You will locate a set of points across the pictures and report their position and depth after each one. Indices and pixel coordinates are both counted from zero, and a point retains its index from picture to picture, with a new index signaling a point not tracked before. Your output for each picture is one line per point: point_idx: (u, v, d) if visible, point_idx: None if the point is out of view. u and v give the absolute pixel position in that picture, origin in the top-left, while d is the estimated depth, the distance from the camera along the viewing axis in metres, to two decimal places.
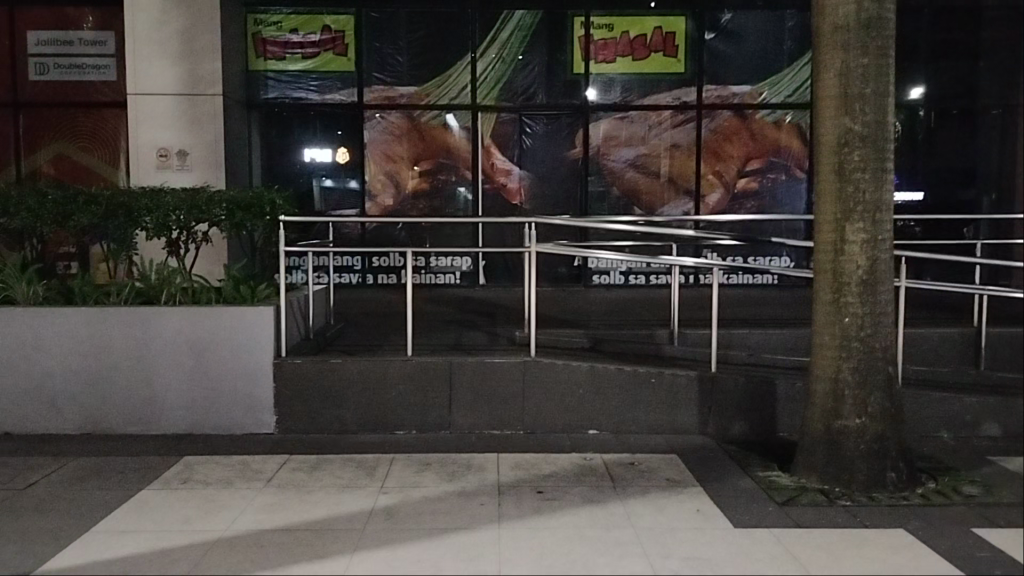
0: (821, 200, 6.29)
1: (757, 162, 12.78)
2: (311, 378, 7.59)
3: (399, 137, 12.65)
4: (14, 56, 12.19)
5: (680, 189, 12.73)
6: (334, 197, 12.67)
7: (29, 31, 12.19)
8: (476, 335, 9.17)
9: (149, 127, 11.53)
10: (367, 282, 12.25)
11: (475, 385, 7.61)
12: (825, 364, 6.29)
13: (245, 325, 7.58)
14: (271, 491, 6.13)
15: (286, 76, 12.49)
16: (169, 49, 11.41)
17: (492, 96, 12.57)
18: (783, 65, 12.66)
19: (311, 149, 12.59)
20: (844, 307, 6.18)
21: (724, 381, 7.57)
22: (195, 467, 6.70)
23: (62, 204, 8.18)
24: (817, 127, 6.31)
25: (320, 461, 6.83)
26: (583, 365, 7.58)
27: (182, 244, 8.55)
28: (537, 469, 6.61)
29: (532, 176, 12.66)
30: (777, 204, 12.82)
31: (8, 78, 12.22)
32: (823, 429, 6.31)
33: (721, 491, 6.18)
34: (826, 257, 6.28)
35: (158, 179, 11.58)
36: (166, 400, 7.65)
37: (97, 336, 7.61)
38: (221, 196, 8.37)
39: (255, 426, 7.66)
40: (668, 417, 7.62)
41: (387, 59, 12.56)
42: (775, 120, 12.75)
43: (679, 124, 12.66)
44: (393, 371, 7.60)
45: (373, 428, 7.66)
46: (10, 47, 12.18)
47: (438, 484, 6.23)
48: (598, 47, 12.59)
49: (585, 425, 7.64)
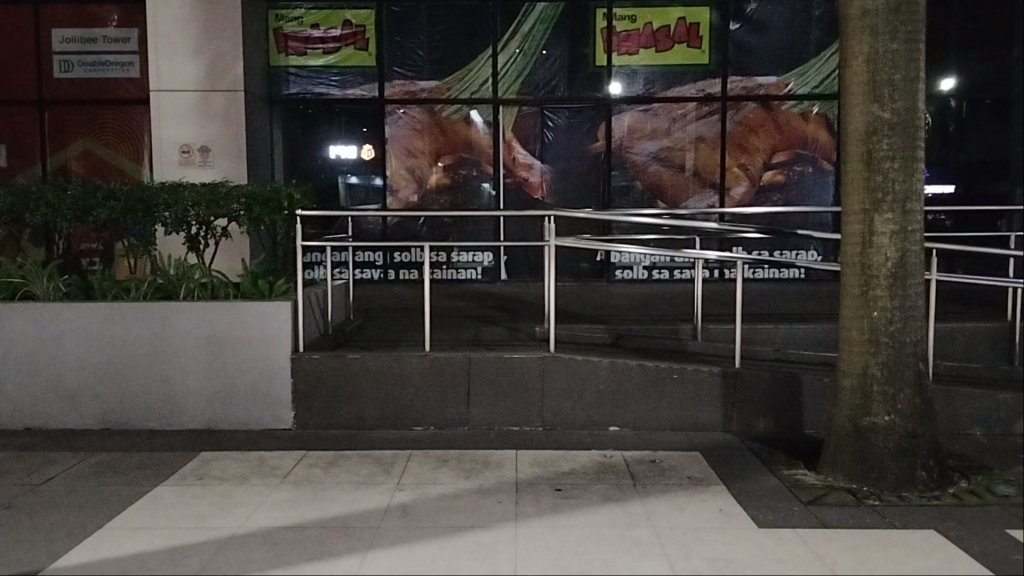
0: (848, 191, 6.10)
1: (783, 154, 12.55)
2: (328, 373, 7.54)
3: (420, 131, 12.57)
4: (40, 54, 12.28)
5: (704, 182, 12.54)
6: (359, 194, 12.64)
7: (53, 28, 12.26)
8: (495, 330, 9.07)
9: (172, 124, 11.55)
10: (389, 278, 12.22)
11: (493, 381, 7.51)
12: (853, 359, 6.10)
13: (262, 319, 7.53)
14: (287, 488, 6.06)
15: (307, 71, 12.47)
16: (190, 45, 11.41)
17: (513, 89, 12.45)
18: (809, 55, 12.39)
19: (337, 146, 12.55)
20: (872, 300, 5.99)
21: (748, 377, 7.39)
22: (211, 463, 6.66)
23: (81, 200, 8.18)
24: (845, 115, 6.11)
25: (337, 457, 6.76)
26: (603, 361, 7.45)
27: (201, 239, 8.54)
28: (556, 466, 6.48)
29: (554, 171, 12.54)
30: (803, 196, 12.59)
31: (34, 76, 12.31)
32: (851, 426, 6.11)
33: (745, 490, 6.01)
34: (853, 250, 6.09)
35: (180, 175, 11.60)
36: (183, 396, 7.63)
37: (115, 332, 7.62)
38: (240, 190, 8.34)
39: (273, 422, 7.61)
40: (691, 413, 7.46)
41: (408, 53, 12.48)
42: (802, 112, 12.51)
43: (703, 116, 12.46)
44: (411, 367, 7.52)
45: (391, 424, 7.59)
46: (36, 46, 12.27)
47: (455, 482, 6.13)
48: (621, 39, 12.40)
49: (606, 421, 7.50)
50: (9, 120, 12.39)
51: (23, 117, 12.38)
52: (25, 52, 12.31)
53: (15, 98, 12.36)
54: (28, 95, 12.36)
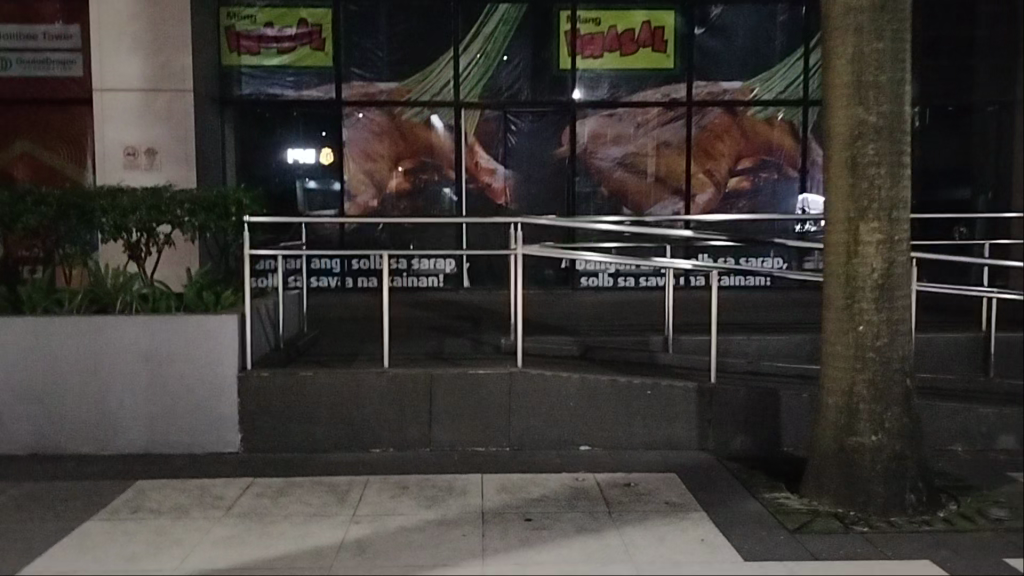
0: (831, 199, 5.78)
1: (748, 161, 12.33)
2: (279, 392, 7.01)
3: (378, 135, 12.09)
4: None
5: (670, 188, 12.26)
6: (317, 199, 12.10)
7: None
8: (459, 343, 8.61)
9: (116, 125, 10.88)
10: (347, 286, 11.69)
11: (456, 399, 7.05)
12: (837, 376, 5.77)
13: (206, 335, 6.99)
14: (231, 522, 5.52)
15: (260, 71, 11.88)
16: (135, 41, 10.76)
17: (475, 92, 12.03)
18: (775, 60, 12.18)
19: (295, 149, 11.98)
20: (858, 313, 5.68)
21: (725, 392, 7.04)
22: (149, 493, 6.08)
23: (9, 205, 7.53)
24: (828, 119, 5.80)
25: (287, 485, 6.23)
26: (574, 376, 7.05)
27: (143, 247, 7.94)
28: (526, 492, 6.04)
29: (518, 176, 12.15)
30: (770, 203, 12.37)
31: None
32: (836, 447, 5.79)
33: (727, 517, 5.65)
34: (836, 260, 5.77)
35: (125, 179, 10.92)
36: (120, 418, 7.03)
37: (43, 349, 6.98)
38: (184, 195, 7.78)
39: (219, 445, 7.05)
40: (665, 430, 7.09)
41: (366, 54, 11.98)
42: (767, 117, 12.28)
43: (669, 121, 12.18)
44: (368, 385, 7.03)
45: (347, 446, 7.08)
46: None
47: (416, 512, 5.66)
48: (585, 41, 12.05)
49: (576, 440, 7.10)
50: None
51: None
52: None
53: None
54: None
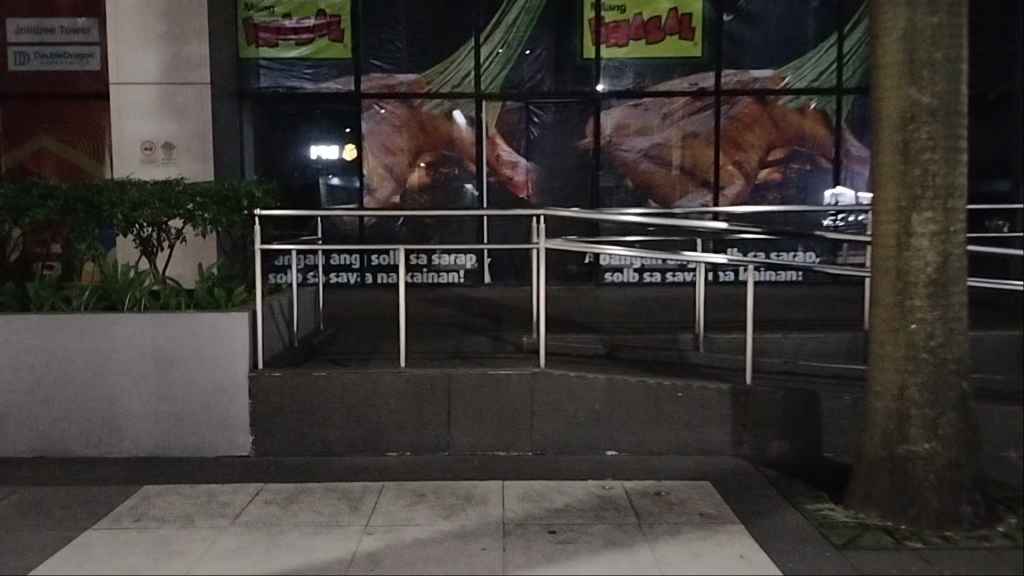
0: (880, 187, 5.36)
1: (779, 151, 11.85)
2: (291, 394, 6.71)
3: (397, 127, 11.76)
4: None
5: (698, 180, 11.81)
6: (340, 196, 11.83)
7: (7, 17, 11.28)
8: (479, 341, 8.27)
9: (133, 118, 10.64)
10: (365, 282, 11.41)
11: (476, 401, 6.70)
12: (887, 380, 5.35)
13: (216, 333, 6.69)
14: (237, 532, 5.21)
15: (279, 64, 11.59)
16: (150, 32, 10.50)
17: (497, 83, 11.65)
18: (808, 47, 11.68)
19: (318, 145, 11.71)
20: (910, 311, 5.25)
21: (762, 395, 6.62)
22: (155, 500, 5.79)
23: (15, 199, 7.26)
24: (876, 101, 5.37)
25: (298, 492, 5.92)
26: (600, 377, 6.67)
27: (154, 243, 7.67)
28: (549, 501, 5.68)
29: (540, 169, 11.76)
30: (802, 196, 11.89)
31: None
32: (885, 456, 5.37)
33: (769, 531, 5.25)
34: (886, 254, 5.35)
35: (143, 174, 10.69)
36: (127, 419, 6.76)
37: (49, 348, 6.72)
38: (195, 188, 7.49)
39: (230, 448, 6.76)
40: (697, 435, 6.68)
41: (386, 45, 11.65)
42: (799, 106, 11.78)
43: (697, 111, 11.73)
44: (384, 386, 6.71)
45: (362, 450, 6.76)
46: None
47: (433, 523, 5.32)
48: (610, 29, 11.63)
49: (602, 445, 6.72)
50: None
51: None
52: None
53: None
54: None
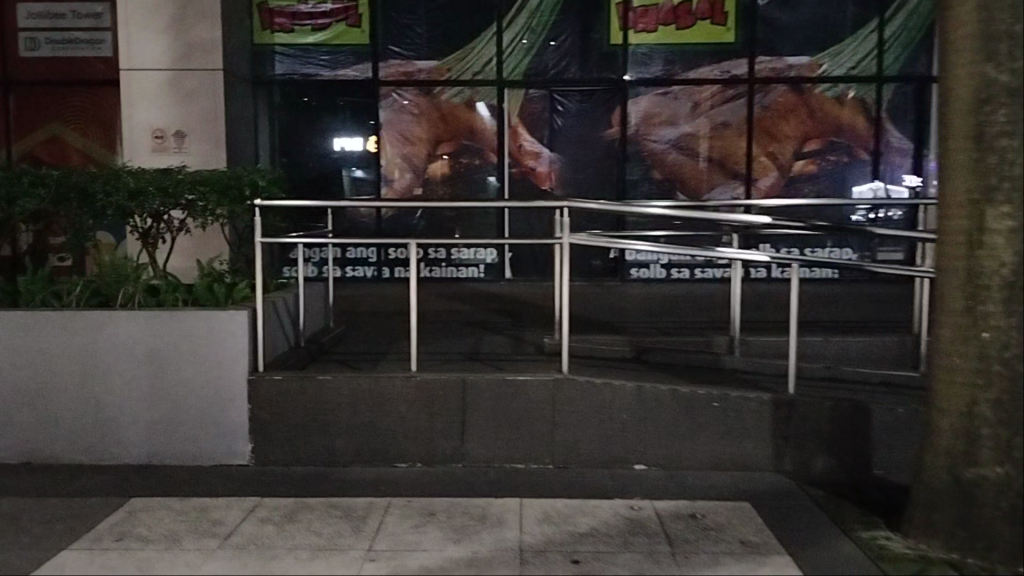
0: (948, 179, 4.75)
1: (816, 142, 11.18)
2: (292, 400, 6.22)
3: (415, 117, 11.23)
4: (3, 31, 10.92)
5: (729, 172, 11.17)
6: (365, 189, 11.32)
7: (17, 3, 10.90)
8: (498, 341, 7.75)
9: (143, 107, 10.13)
10: (382, 276, 10.89)
11: (493, 408, 6.17)
12: (953, 395, 4.74)
13: (214, 332, 6.21)
14: (226, 556, 4.73)
15: (295, 50, 11.10)
16: (159, 16, 9.99)
17: (519, 70, 11.07)
18: (850, 31, 10.98)
19: (341, 137, 11.20)
20: (981, 318, 4.64)
21: (806, 406, 6.02)
22: (140, 515, 5.32)
23: (5, 187, 6.80)
24: (946, 84, 4.75)
25: (297, 508, 5.43)
26: (629, 385, 6.11)
27: (155, 235, 7.20)
28: (572, 524, 5.14)
29: (563, 159, 11.17)
30: (840, 189, 11.21)
31: None
32: (951, 481, 4.76)
33: (821, 566, 4.67)
34: (954, 254, 4.73)
35: (154, 164, 10.16)
36: (120, 424, 6.31)
37: (35, 347, 6.28)
38: (196, 177, 7.01)
39: (227, 456, 6.29)
40: (735, 450, 6.10)
41: (403, 30, 11.11)
42: (837, 95, 11.10)
43: (729, 100, 11.09)
44: (391, 393, 6.20)
45: (369, 460, 6.26)
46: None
47: (442, 548, 4.80)
48: (638, 14, 11.00)
49: (630, 459, 6.16)
50: None
51: None
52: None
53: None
54: None
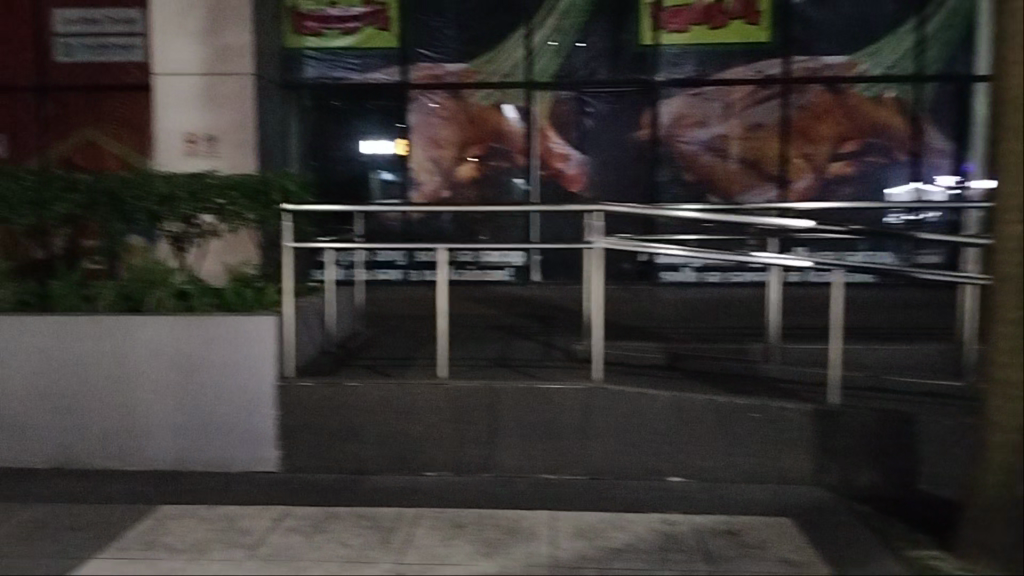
0: (1003, 183, 4.53)
1: (853, 143, 10.90)
2: (320, 406, 6.15)
3: (444, 119, 11.15)
4: (40, 37, 11.03)
5: (763, 174, 10.94)
6: (394, 191, 11.24)
7: (53, 9, 10.96)
8: (527, 347, 7.62)
9: (175, 111, 10.16)
10: (410, 279, 10.81)
11: (523, 417, 6.04)
12: (1007, 409, 4.53)
13: (242, 338, 6.15)
14: (254, 568, 4.65)
15: (325, 54, 11.07)
16: (190, 21, 10.00)
17: (548, 71, 10.94)
18: (888, 30, 10.69)
19: (368, 140, 11.16)
20: None
21: (848, 417, 5.81)
22: (168, 524, 5.27)
23: (37, 192, 6.81)
24: (1000, 83, 4.53)
25: (325, 518, 5.35)
26: (663, 394, 5.95)
27: (185, 239, 7.17)
28: (606, 539, 4.99)
29: (593, 162, 11.02)
30: (878, 191, 10.92)
31: (33, 60, 11.09)
32: (1005, 499, 4.54)
33: None
34: (1008, 261, 4.51)
35: (186, 168, 10.19)
36: (149, 430, 6.28)
37: (66, 351, 6.27)
38: (225, 181, 6.97)
39: (255, 463, 6.23)
40: (774, 462, 5.91)
41: (432, 32, 11.03)
42: (875, 95, 10.82)
43: (763, 101, 10.86)
44: (420, 400, 6.09)
45: (397, 469, 6.16)
46: (35, 28, 11.03)
47: (473, 563, 4.68)
48: (670, 14, 10.80)
49: (665, 470, 5.99)
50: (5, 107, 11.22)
51: (20, 105, 11.19)
52: (22, 34, 11.06)
53: (12, 85, 11.16)
54: (25, 81, 11.14)
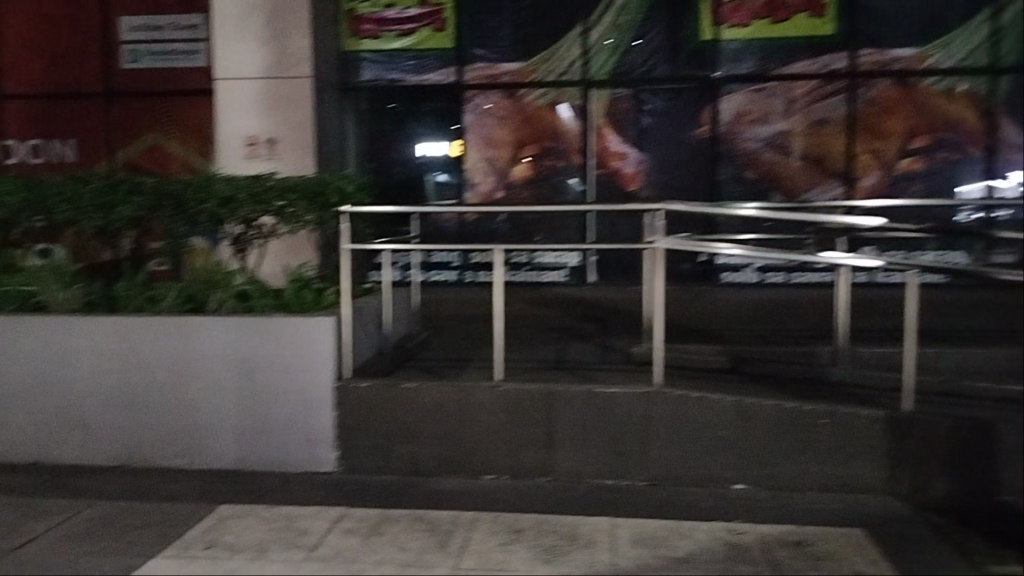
0: None
1: (923, 138, 10.48)
2: (377, 408, 6.13)
3: (499, 119, 11.09)
4: (108, 44, 11.33)
5: (828, 171, 10.60)
6: (449, 193, 11.17)
7: (120, 17, 11.26)
8: (584, 349, 7.50)
9: (236, 115, 10.33)
10: (466, 280, 10.76)
11: (581, 421, 5.92)
12: None
13: (300, 339, 6.18)
14: (313, 570, 4.64)
15: (381, 56, 11.10)
16: (251, 25, 10.14)
17: (605, 69, 10.79)
18: (961, 20, 10.25)
19: (424, 142, 11.12)
20: None
21: (924, 426, 5.53)
22: (229, 523, 5.31)
23: (105, 196, 6.95)
24: None
25: (382, 520, 5.32)
26: (727, 399, 5.76)
27: (246, 241, 7.25)
28: (668, 548, 4.85)
29: (651, 160, 10.82)
30: (950, 188, 10.48)
31: (102, 67, 11.38)
32: None
33: None
34: None
35: (248, 171, 10.35)
36: (210, 429, 6.35)
37: (131, 351, 6.39)
38: (284, 183, 7.03)
39: (313, 463, 6.25)
40: (844, 470, 5.67)
41: (488, 32, 10.98)
42: (946, 88, 10.39)
43: (828, 96, 10.52)
44: (476, 403, 6.03)
45: (454, 471, 6.10)
46: (104, 36, 11.33)
47: (532, 570, 4.59)
48: (731, 9, 10.55)
49: (729, 477, 5.81)
50: (75, 114, 11.53)
51: (89, 111, 11.49)
52: (91, 43, 11.37)
53: (81, 91, 11.45)
54: (94, 88, 11.44)
